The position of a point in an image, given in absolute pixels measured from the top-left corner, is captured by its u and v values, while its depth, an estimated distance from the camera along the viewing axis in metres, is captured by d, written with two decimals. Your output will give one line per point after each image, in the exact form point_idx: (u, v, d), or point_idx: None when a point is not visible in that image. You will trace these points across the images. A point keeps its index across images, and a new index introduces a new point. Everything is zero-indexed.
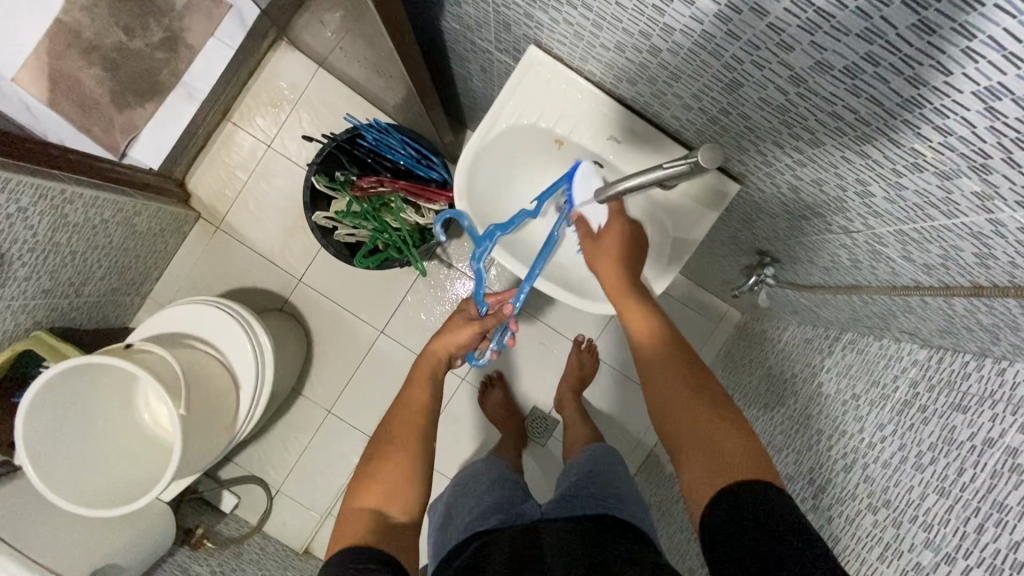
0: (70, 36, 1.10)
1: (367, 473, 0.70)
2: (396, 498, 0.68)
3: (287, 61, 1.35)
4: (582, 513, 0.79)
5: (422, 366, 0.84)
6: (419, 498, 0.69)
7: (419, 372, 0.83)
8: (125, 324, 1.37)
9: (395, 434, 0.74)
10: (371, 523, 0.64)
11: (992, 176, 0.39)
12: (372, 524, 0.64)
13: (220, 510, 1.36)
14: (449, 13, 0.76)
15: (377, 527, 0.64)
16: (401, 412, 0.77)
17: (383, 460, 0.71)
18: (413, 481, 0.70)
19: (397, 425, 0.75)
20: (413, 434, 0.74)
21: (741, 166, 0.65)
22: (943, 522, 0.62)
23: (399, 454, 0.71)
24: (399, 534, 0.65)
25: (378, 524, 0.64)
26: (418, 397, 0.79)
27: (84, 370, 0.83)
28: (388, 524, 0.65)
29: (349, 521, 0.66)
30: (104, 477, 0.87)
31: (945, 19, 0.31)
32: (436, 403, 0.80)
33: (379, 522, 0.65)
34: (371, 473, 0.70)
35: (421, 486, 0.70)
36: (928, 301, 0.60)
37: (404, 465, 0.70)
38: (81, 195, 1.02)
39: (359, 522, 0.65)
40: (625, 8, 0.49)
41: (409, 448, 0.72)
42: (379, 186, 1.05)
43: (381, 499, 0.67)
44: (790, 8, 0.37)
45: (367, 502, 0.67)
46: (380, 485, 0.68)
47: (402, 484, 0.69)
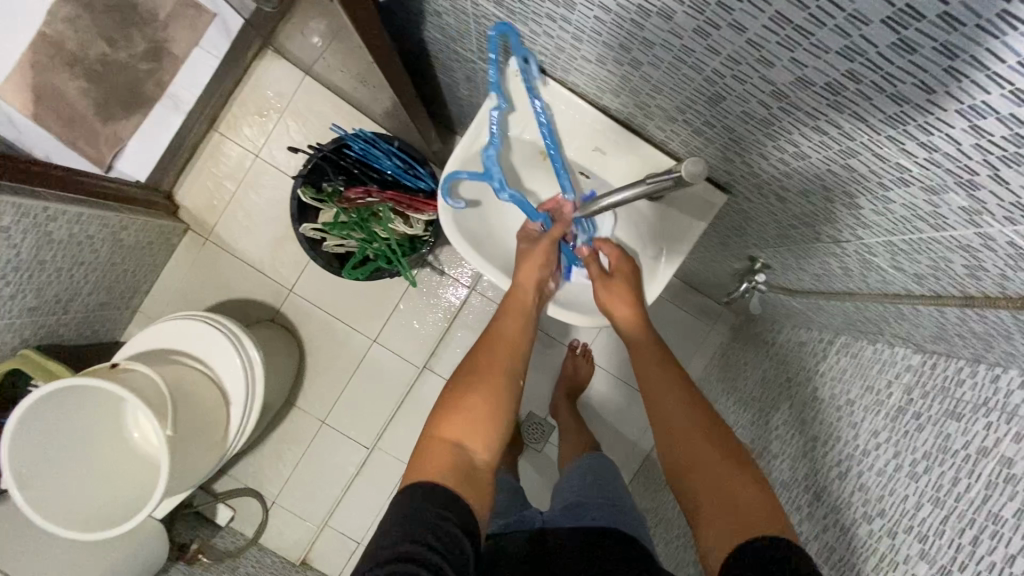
0: (50, 48, 1.00)
1: (453, 400, 0.63)
2: (479, 435, 0.61)
3: (273, 70, 1.34)
4: (585, 525, 0.78)
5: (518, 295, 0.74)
6: (501, 441, 0.63)
7: (512, 302, 0.73)
8: (115, 338, 1.36)
9: (484, 363, 0.67)
10: (452, 460, 0.58)
11: (979, 192, 0.38)
12: (453, 461, 0.58)
13: (215, 524, 1.35)
14: (430, 23, 0.74)
15: (457, 466, 0.58)
16: (490, 341, 0.69)
17: (468, 389, 0.63)
18: (499, 421, 0.63)
19: (486, 352, 0.68)
20: (502, 368, 0.66)
21: (728, 176, 0.65)
22: (938, 533, 0.61)
23: (488, 385, 0.64)
24: (477, 477, 0.58)
25: (458, 462, 0.58)
26: (511, 326, 0.71)
27: (70, 393, 0.82)
28: (468, 464, 0.59)
29: (429, 450, 0.59)
30: (97, 497, 0.87)
31: (925, 39, 0.30)
32: (528, 337, 0.72)
33: (460, 459, 0.58)
34: (455, 400, 0.63)
35: (505, 428, 0.63)
36: (920, 310, 0.59)
37: (492, 401, 0.63)
38: (64, 212, 1.01)
39: (441, 454, 0.58)
40: (604, 22, 0.48)
41: (496, 383, 0.64)
42: (366, 197, 1.05)
43: (462, 432, 0.61)
44: (768, 25, 0.36)
45: (449, 431, 0.61)
46: (464, 415, 0.61)
47: (487, 420, 0.62)
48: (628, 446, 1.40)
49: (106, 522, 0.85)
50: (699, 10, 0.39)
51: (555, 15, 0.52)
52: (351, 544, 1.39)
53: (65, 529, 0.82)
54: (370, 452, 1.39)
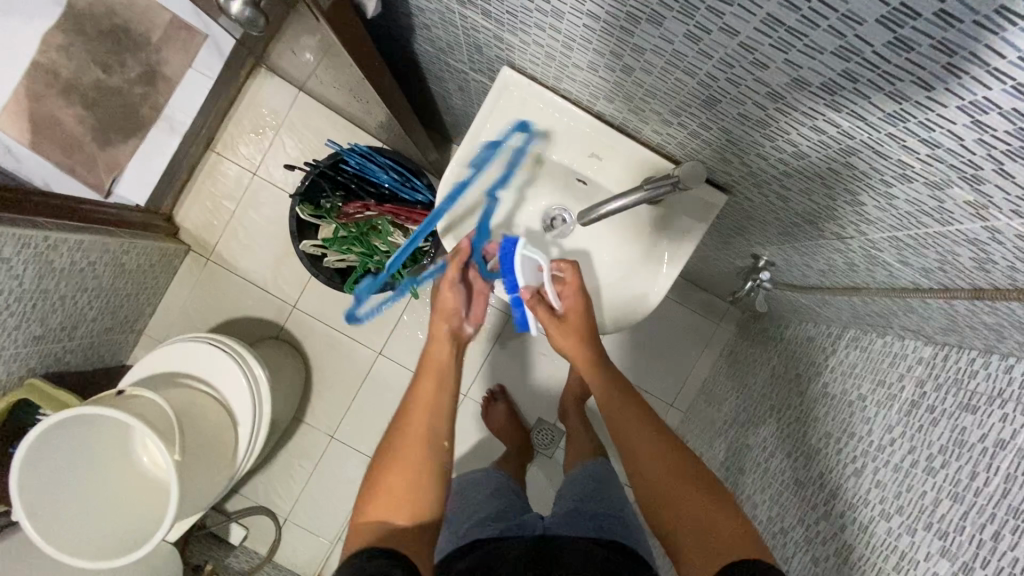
0: (47, 76, 0.99)
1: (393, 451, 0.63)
2: (406, 500, 0.60)
3: (267, 87, 1.34)
4: (593, 535, 0.77)
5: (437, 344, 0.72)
6: (431, 499, 0.61)
7: (429, 358, 0.71)
8: (121, 361, 1.36)
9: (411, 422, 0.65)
10: (382, 533, 0.57)
11: (984, 186, 0.37)
12: (384, 535, 0.57)
13: (229, 543, 1.35)
14: (420, 36, 0.74)
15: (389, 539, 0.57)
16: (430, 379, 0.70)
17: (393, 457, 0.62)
18: (424, 479, 0.61)
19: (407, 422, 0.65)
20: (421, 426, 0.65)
21: (727, 177, 0.64)
22: (958, 529, 0.60)
23: (411, 450, 0.63)
24: (412, 540, 0.58)
25: (389, 534, 0.57)
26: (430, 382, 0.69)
27: (76, 420, 0.81)
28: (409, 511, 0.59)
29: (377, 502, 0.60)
30: (103, 523, 0.86)
31: (923, 37, 0.29)
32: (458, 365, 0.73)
33: (390, 531, 0.58)
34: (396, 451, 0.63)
35: (432, 488, 0.62)
36: (930, 303, 0.58)
37: (415, 462, 0.62)
38: (65, 240, 1.02)
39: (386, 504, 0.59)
40: (593, 30, 0.47)
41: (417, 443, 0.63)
42: (365, 211, 1.04)
43: (389, 506, 0.60)
44: (760, 28, 0.36)
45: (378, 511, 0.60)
46: (390, 488, 0.61)
47: (412, 484, 0.61)
48: None
49: (117, 546, 0.85)
50: (689, 15, 0.39)
51: (543, 24, 0.51)
52: None
53: (65, 553, 0.82)
54: None
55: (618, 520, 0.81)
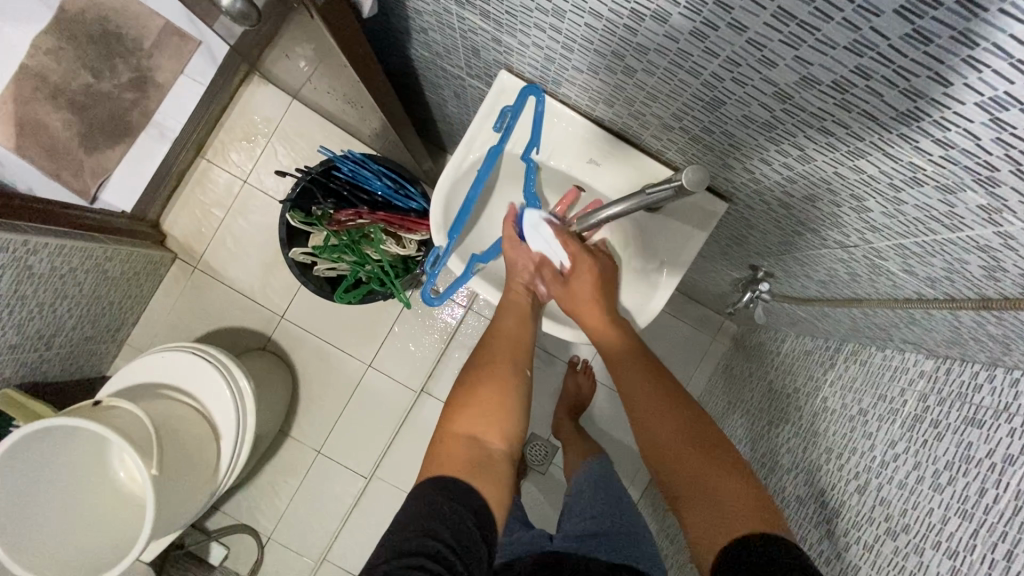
0: (35, 80, 0.97)
1: (459, 401, 0.65)
2: (493, 426, 0.63)
3: (260, 94, 1.32)
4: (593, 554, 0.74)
5: (515, 294, 0.75)
6: (518, 432, 0.65)
7: (510, 301, 0.75)
8: (102, 372, 1.32)
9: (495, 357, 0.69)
10: (469, 450, 0.60)
11: (999, 188, 0.36)
12: (470, 454, 0.60)
13: (207, 564, 1.30)
14: (417, 41, 0.73)
15: (473, 459, 0.59)
16: (498, 339, 0.71)
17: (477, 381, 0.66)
18: (511, 413, 0.65)
19: (492, 356, 0.69)
20: (508, 359, 0.69)
21: (728, 184, 0.63)
22: (968, 549, 0.58)
23: (495, 383, 0.66)
24: (496, 467, 0.60)
25: (476, 455, 0.60)
26: (515, 322, 0.73)
27: (49, 433, 0.77)
28: (484, 458, 0.60)
29: (448, 444, 0.61)
30: (86, 537, 0.82)
31: (943, 27, 0.28)
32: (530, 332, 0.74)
33: (476, 451, 0.60)
34: (464, 399, 0.65)
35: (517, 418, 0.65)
36: (934, 314, 0.56)
37: (503, 390, 0.65)
38: (45, 245, 0.98)
39: (455, 449, 0.60)
40: (595, 30, 0.46)
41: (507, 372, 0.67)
42: (358, 218, 1.02)
43: (478, 424, 0.63)
44: (770, 22, 0.35)
45: (464, 426, 0.63)
46: (477, 409, 0.64)
47: (501, 410, 0.64)
48: (633, 464, 1.36)
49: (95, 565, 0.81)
50: (695, 11, 0.38)
51: (544, 24, 0.50)
52: None
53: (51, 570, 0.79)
54: (368, 481, 1.34)
55: (621, 534, 0.79)
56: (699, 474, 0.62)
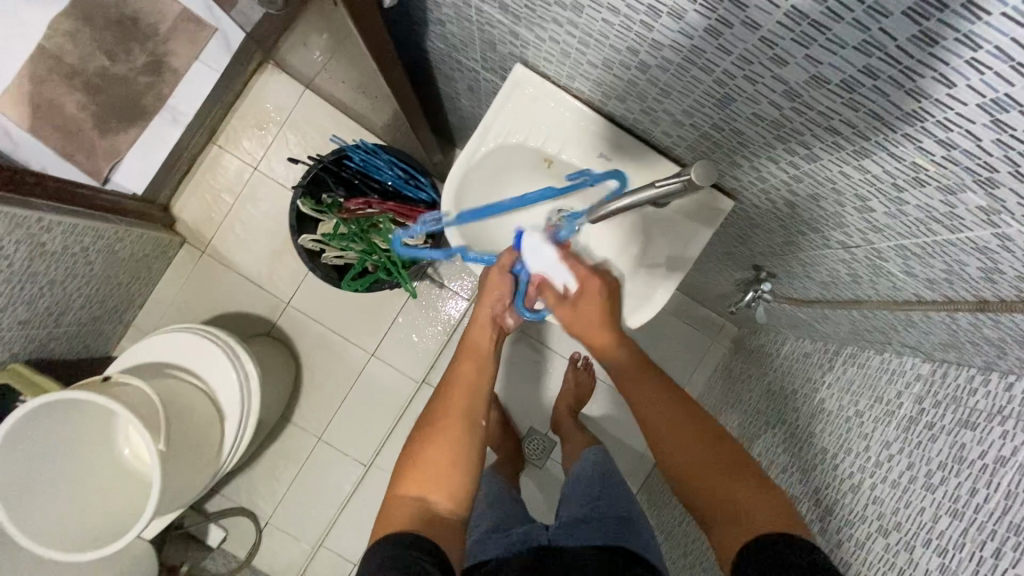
0: (51, 61, 1.05)
1: (410, 460, 0.67)
2: (439, 489, 0.64)
3: (273, 83, 1.34)
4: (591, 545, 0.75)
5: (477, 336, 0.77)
6: (465, 490, 0.65)
7: (469, 344, 0.76)
8: (107, 352, 1.33)
9: (445, 412, 0.70)
10: (413, 514, 0.62)
11: (998, 190, 0.37)
12: (416, 517, 0.61)
13: (206, 545, 1.31)
14: (434, 33, 0.74)
15: (418, 521, 0.61)
16: (453, 387, 0.72)
17: (423, 444, 0.67)
18: (456, 473, 0.65)
19: (442, 406, 0.70)
20: (459, 414, 0.69)
21: (736, 182, 0.64)
22: (958, 546, 0.59)
23: (444, 439, 0.67)
24: (443, 529, 0.62)
25: (420, 518, 0.61)
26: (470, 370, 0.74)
27: (59, 405, 0.79)
28: (429, 517, 0.62)
29: (396, 508, 0.63)
30: (77, 512, 0.83)
31: (948, 29, 0.29)
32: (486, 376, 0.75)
33: (422, 516, 0.62)
34: (414, 458, 0.66)
35: (466, 473, 0.66)
36: (933, 316, 0.58)
37: (449, 447, 0.66)
38: (58, 223, 1.00)
39: (402, 512, 0.62)
40: (612, 25, 0.48)
41: (455, 432, 0.67)
42: (367, 208, 1.04)
43: (425, 488, 0.64)
44: (783, 21, 0.36)
45: (411, 491, 0.64)
46: (424, 473, 0.65)
47: (448, 470, 0.65)
48: (630, 461, 1.38)
49: (94, 540, 0.82)
50: (711, 9, 0.39)
51: (561, 19, 0.51)
52: (347, 566, 1.35)
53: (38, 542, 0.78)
54: (367, 469, 1.36)
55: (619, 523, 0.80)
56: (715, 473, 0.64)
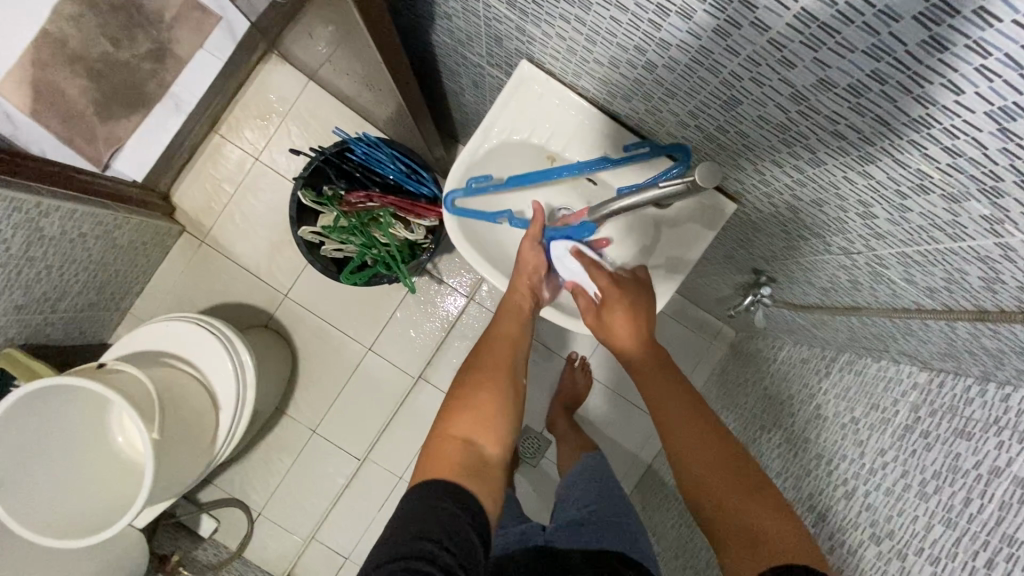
0: (56, 45, 1.04)
1: (456, 402, 0.65)
2: (490, 432, 0.63)
3: (277, 73, 1.33)
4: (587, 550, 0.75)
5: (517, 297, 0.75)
6: (511, 439, 0.65)
7: (509, 304, 0.75)
8: (103, 339, 1.32)
9: (493, 362, 0.69)
10: (465, 454, 0.60)
11: (1002, 200, 0.37)
12: (466, 459, 0.59)
13: (198, 535, 1.31)
14: (440, 27, 0.74)
15: (469, 463, 0.59)
16: (494, 343, 0.71)
17: (474, 387, 0.66)
18: (506, 421, 0.65)
19: (487, 357, 0.70)
20: (505, 366, 0.69)
21: (738, 185, 0.64)
22: (950, 555, 0.59)
23: (491, 387, 0.66)
24: (491, 472, 0.60)
25: (471, 458, 0.60)
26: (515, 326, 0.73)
27: (53, 390, 0.79)
28: (479, 459, 0.60)
29: (444, 446, 0.61)
30: (64, 496, 0.83)
31: (958, 35, 0.29)
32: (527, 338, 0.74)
33: (473, 455, 0.60)
34: (462, 400, 0.65)
35: (513, 423, 0.66)
36: (931, 325, 0.57)
37: (498, 396, 0.66)
38: (57, 208, 1.00)
39: (453, 450, 0.60)
40: (620, 23, 0.47)
41: (506, 382, 0.67)
42: (368, 202, 1.04)
43: (475, 429, 0.62)
44: (793, 23, 0.36)
45: (459, 429, 0.62)
46: (474, 415, 0.63)
47: (497, 415, 0.64)
48: (624, 461, 1.38)
49: (83, 528, 0.82)
50: (720, 9, 0.39)
51: (569, 15, 0.51)
52: (338, 559, 1.34)
53: (22, 523, 0.78)
54: (361, 463, 1.36)
55: (614, 522, 0.80)
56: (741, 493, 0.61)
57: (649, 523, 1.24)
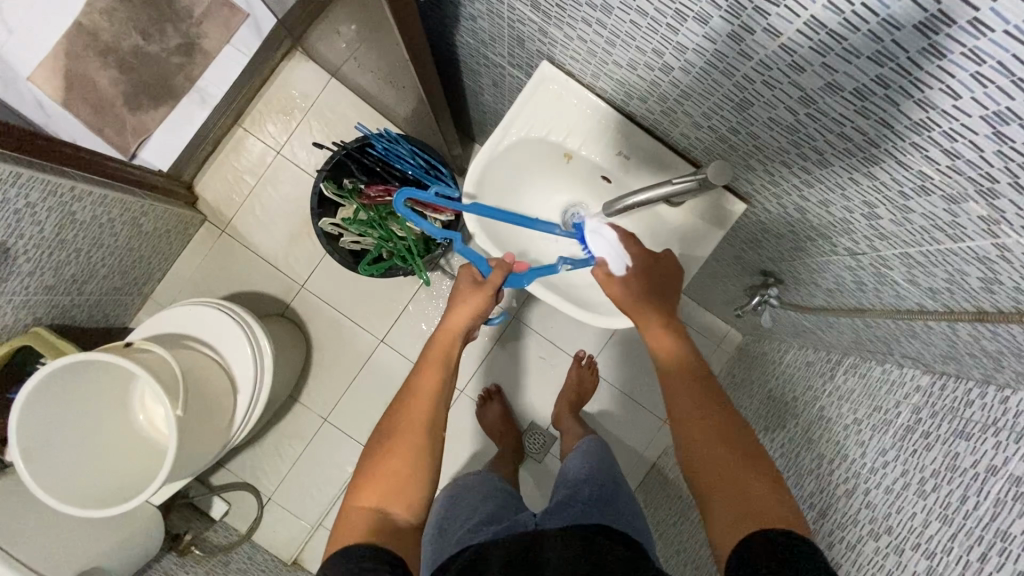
0: (88, 38, 1.12)
1: (366, 475, 0.69)
2: (398, 498, 0.67)
3: (301, 69, 1.37)
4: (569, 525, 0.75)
5: (436, 351, 0.79)
6: (422, 502, 0.68)
7: (431, 356, 0.78)
8: (125, 324, 1.37)
9: (404, 425, 0.72)
10: (374, 523, 0.64)
11: (998, 201, 0.39)
12: (373, 523, 0.64)
13: (209, 518, 1.34)
14: (464, 28, 0.77)
15: (377, 526, 0.64)
16: (411, 405, 0.74)
17: (384, 458, 0.70)
18: (413, 484, 0.68)
19: (399, 419, 0.73)
20: (419, 429, 0.72)
21: (748, 185, 0.67)
22: (946, 551, 0.61)
23: (399, 452, 0.70)
24: (403, 535, 0.64)
25: (380, 524, 0.64)
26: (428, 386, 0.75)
27: (83, 365, 0.82)
28: (388, 522, 0.65)
29: (353, 518, 0.65)
30: (90, 470, 0.86)
31: (955, 44, 0.32)
32: (447, 390, 0.77)
33: (380, 523, 0.64)
34: (372, 472, 0.69)
35: (423, 486, 0.69)
36: (933, 327, 0.59)
37: (407, 461, 0.69)
38: (89, 193, 1.04)
39: (361, 518, 0.65)
40: (639, 27, 0.50)
41: (413, 449, 0.70)
42: (386, 196, 1.08)
43: (382, 498, 0.67)
44: (802, 30, 0.39)
45: (368, 500, 0.67)
46: (382, 482, 0.68)
47: (405, 479, 0.68)
48: (628, 459, 1.40)
49: (104, 501, 0.84)
50: (735, 15, 0.41)
51: (590, 19, 0.54)
52: None
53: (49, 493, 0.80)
54: None
55: (618, 512, 0.82)
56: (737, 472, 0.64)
57: (653, 522, 1.25)
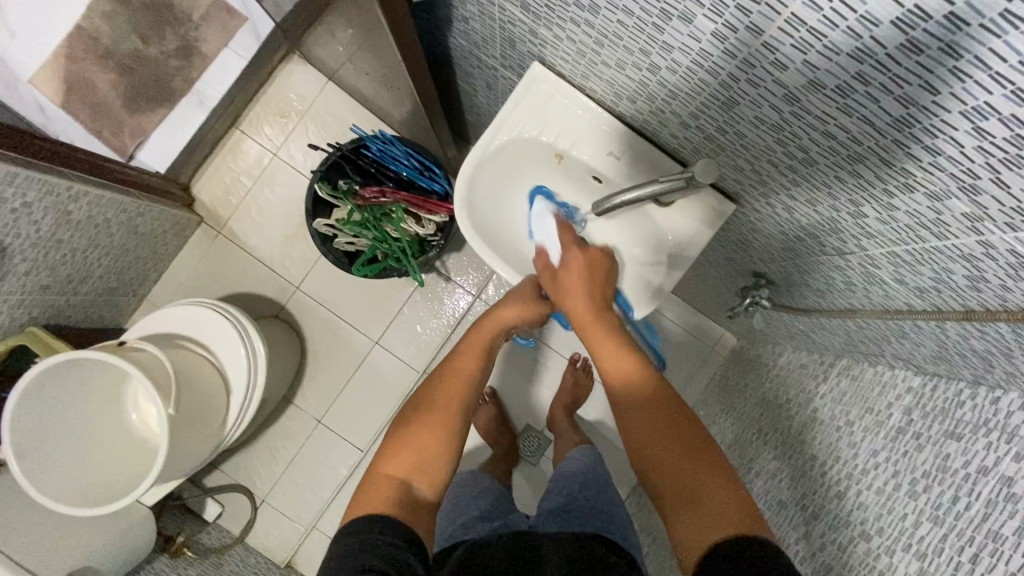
0: (88, 41, 1.12)
1: (396, 442, 0.68)
2: (422, 473, 0.67)
3: (297, 72, 1.38)
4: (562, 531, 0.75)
5: (476, 337, 0.80)
6: (444, 477, 0.68)
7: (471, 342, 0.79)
8: (121, 324, 1.37)
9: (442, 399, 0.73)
10: (396, 495, 0.63)
11: (980, 197, 0.40)
12: (395, 495, 0.63)
13: (202, 519, 1.34)
14: (457, 30, 0.78)
15: (399, 499, 0.63)
16: (451, 379, 0.75)
17: (417, 427, 0.69)
18: (439, 458, 0.68)
19: (439, 389, 0.74)
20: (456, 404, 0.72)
21: (737, 185, 0.67)
22: (937, 551, 0.61)
23: (433, 421, 0.70)
24: (420, 511, 0.64)
25: (403, 497, 0.63)
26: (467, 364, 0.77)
27: (79, 363, 0.83)
28: (410, 498, 0.64)
29: (375, 486, 0.64)
30: (80, 467, 0.85)
31: (934, 39, 0.32)
32: (485, 371, 0.79)
33: (403, 495, 0.64)
34: (402, 443, 0.68)
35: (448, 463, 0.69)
36: (920, 327, 0.59)
37: (439, 433, 0.69)
38: (86, 193, 1.04)
39: (383, 490, 0.63)
40: (626, 26, 0.51)
41: (448, 421, 0.70)
42: (381, 197, 1.08)
43: (408, 469, 0.66)
44: (784, 27, 0.39)
45: (393, 470, 0.66)
46: (410, 454, 0.67)
47: (431, 456, 0.68)
48: (622, 463, 1.39)
49: (98, 499, 0.84)
50: (719, 13, 0.42)
51: (579, 19, 0.54)
52: None
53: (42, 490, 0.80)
54: (364, 455, 1.38)
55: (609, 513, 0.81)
56: (699, 478, 0.62)
57: (646, 525, 1.25)
